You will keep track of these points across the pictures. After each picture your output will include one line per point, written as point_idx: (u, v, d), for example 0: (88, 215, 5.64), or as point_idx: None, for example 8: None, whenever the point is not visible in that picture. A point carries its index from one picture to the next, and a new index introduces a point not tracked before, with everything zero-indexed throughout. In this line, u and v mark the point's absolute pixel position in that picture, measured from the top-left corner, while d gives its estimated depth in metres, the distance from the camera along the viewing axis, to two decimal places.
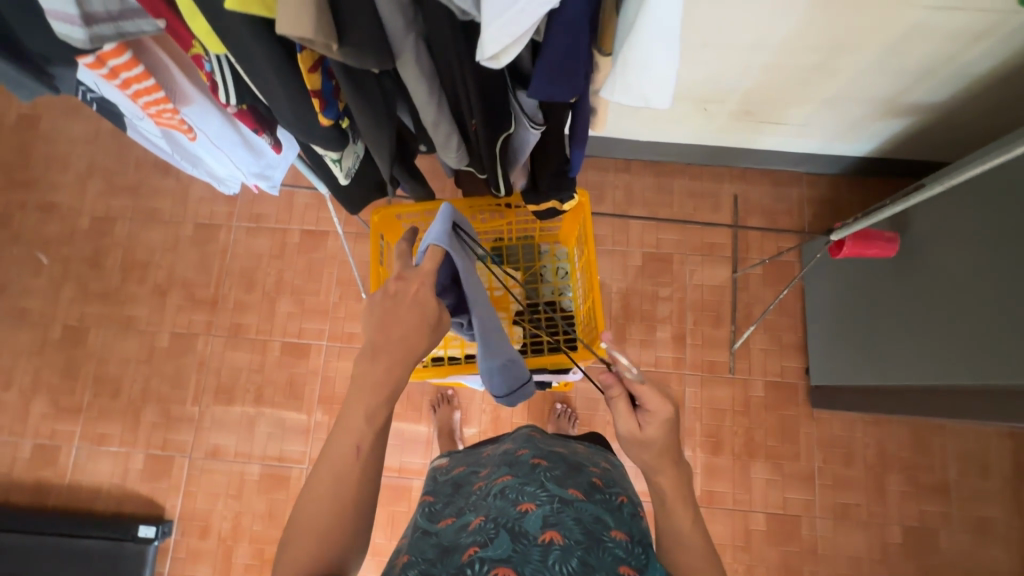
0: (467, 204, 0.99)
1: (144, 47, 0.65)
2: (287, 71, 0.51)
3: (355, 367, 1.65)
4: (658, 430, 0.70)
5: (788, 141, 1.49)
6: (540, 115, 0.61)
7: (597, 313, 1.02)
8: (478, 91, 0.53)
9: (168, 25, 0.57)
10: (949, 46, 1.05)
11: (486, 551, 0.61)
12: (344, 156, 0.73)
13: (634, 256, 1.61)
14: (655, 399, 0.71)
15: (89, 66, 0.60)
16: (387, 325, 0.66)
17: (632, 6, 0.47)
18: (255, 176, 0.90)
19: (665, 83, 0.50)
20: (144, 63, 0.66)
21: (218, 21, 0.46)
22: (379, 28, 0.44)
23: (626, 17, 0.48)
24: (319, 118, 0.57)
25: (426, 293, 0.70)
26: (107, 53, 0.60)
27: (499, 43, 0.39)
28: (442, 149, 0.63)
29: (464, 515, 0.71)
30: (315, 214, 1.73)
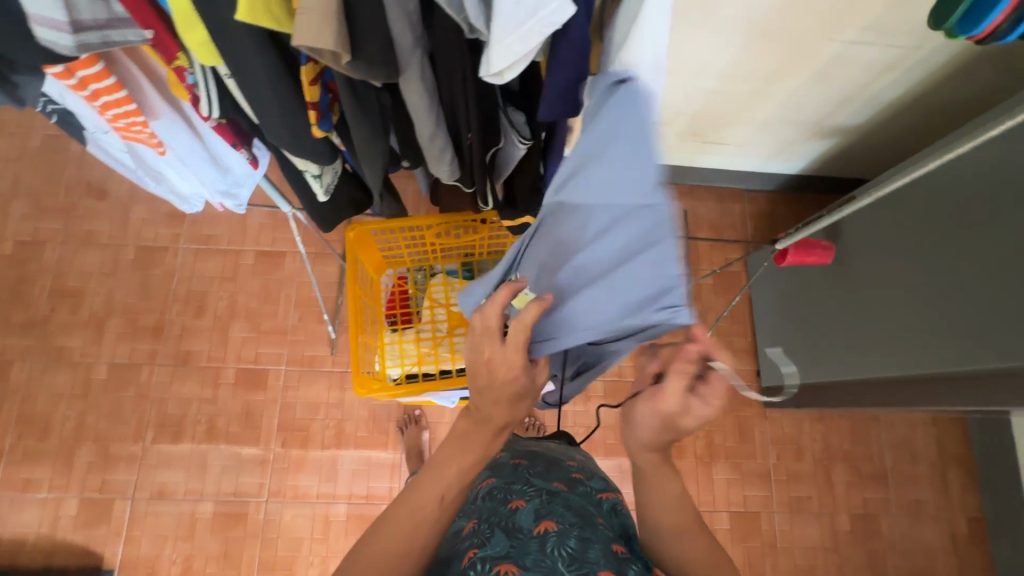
0: (442, 219, 1.00)
1: (115, 58, 0.63)
2: (281, 76, 0.50)
3: (316, 391, 1.59)
4: (694, 421, 0.61)
5: (731, 159, 1.60)
6: (527, 129, 0.64)
7: None
8: (475, 108, 0.55)
9: (155, 35, 0.56)
10: (868, 75, 1.18)
11: (484, 551, 0.62)
12: (323, 172, 0.73)
13: None
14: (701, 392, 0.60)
15: (57, 76, 0.58)
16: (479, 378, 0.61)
17: (624, 32, 0.52)
18: (221, 194, 0.88)
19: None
20: (116, 74, 0.64)
21: (217, 31, 0.46)
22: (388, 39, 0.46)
23: (616, 42, 0.53)
24: (314, 130, 0.56)
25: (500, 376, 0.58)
26: (76, 63, 0.58)
27: (505, 60, 0.42)
28: (432, 162, 0.64)
29: (459, 523, 0.71)
30: (270, 234, 1.68)
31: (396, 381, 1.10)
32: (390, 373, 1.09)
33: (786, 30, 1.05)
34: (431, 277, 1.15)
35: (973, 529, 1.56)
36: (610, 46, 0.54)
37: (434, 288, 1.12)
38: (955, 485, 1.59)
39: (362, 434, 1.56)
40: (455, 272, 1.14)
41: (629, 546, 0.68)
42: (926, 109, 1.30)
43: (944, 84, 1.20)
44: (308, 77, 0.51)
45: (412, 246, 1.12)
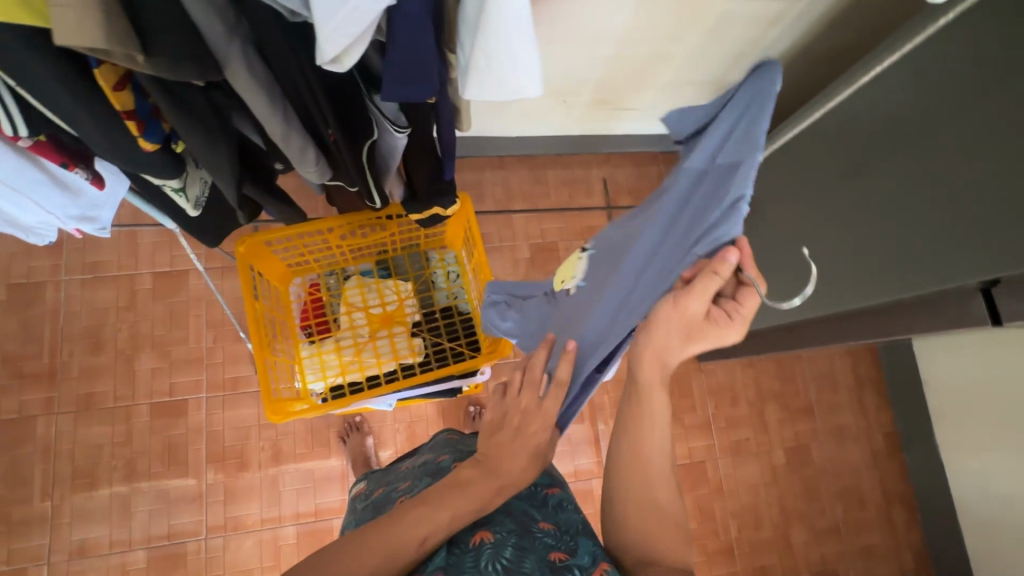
0: (343, 220, 0.93)
1: None
2: (74, 76, 0.44)
3: (243, 414, 1.48)
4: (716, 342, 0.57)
5: (641, 125, 1.61)
6: (402, 118, 0.60)
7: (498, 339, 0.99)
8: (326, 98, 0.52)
9: None
10: (755, 31, 1.20)
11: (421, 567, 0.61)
12: (187, 183, 0.65)
13: (521, 248, 1.64)
14: (700, 293, 0.55)
15: None
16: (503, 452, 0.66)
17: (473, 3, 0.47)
18: (76, 219, 0.78)
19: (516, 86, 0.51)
20: None
21: None
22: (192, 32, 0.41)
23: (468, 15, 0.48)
24: (142, 143, 0.52)
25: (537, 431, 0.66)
26: None
27: (339, 47, 0.38)
28: (299, 163, 0.61)
29: None
30: (166, 253, 1.53)
31: (319, 397, 1.03)
32: (313, 391, 1.02)
33: None
34: (344, 280, 1.08)
35: (888, 442, 1.71)
36: (463, 20, 0.49)
37: (349, 292, 1.06)
38: (871, 406, 1.73)
39: (301, 451, 1.48)
40: (370, 272, 1.09)
41: (573, 541, 0.65)
42: (811, 60, 1.35)
43: (825, 35, 1.24)
44: (108, 81, 0.46)
45: (320, 252, 1.05)
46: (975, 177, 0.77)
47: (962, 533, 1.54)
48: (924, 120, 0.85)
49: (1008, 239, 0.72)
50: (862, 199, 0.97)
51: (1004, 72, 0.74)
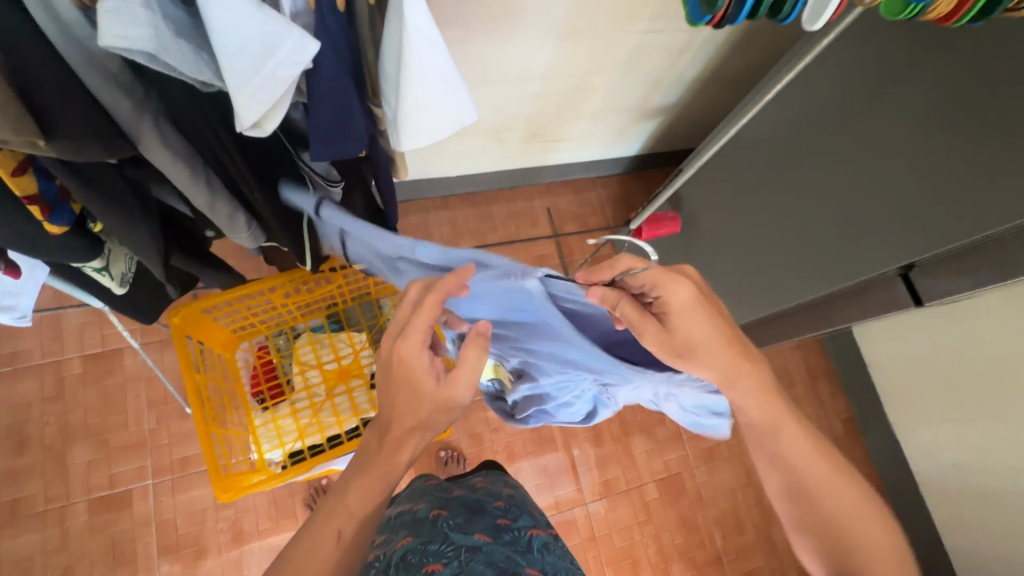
0: (286, 277, 0.90)
1: None
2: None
3: (195, 495, 1.37)
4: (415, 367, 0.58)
5: (575, 153, 1.68)
6: (334, 173, 0.64)
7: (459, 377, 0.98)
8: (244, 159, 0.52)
9: None
10: (667, 60, 1.29)
11: None
12: (109, 260, 0.61)
13: None
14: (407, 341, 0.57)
15: None
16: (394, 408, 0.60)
17: (390, 58, 0.47)
18: None
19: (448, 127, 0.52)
20: None
21: None
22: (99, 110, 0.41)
23: (387, 69, 0.48)
24: (47, 225, 0.48)
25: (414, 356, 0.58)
26: None
27: (255, 112, 0.37)
28: (229, 230, 0.60)
29: None
30: (97, 333, 1.42)
31: (277, 466, 0.97)
32: (270, 460, 0.96)
33: (586, 32, 1.11)
34: (294, 339, 1.05)
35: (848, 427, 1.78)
36: (382, 72, 0.49)
37: (300, 350, 1.02)
38: (825, 395, 1.80)
39: (264, 527, 1.38)
40: (321, 328, 1.06)
41: None
42: (721, 81, 1.45)
43: (733, 57, 1.35)
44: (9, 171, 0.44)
45: (264, 311, 1.00)
46: (882, 171, 0.83)
47: (928, 505, 1.61)
48: (833, 122, 0.92)
49: (915, 224, 0.78)
50: (787, 201, 1.04)
51: (890, 75, 0.82)
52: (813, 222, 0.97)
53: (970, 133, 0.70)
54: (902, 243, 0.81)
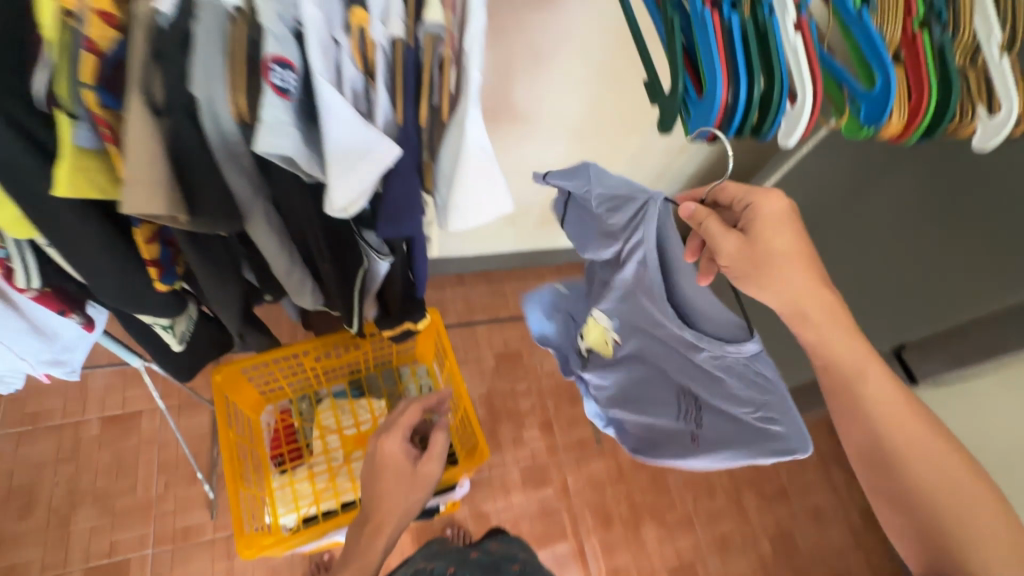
0: (320, 342, 0.97)
1: None
2: (109, 234, 0.47)
3: (192, 569, 1.32)
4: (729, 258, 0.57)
5: None
6: (385, 246, 0.61)
7: (476, 436, 0.97)
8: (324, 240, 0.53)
9: None
10: (673, 153, 1.40)
11: None
12: (175, 320, 0.68)
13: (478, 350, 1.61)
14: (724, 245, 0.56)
15: None
16: (378, 497, 0.78)
17: (446, 156, 0.48)
18: (47, 364, 0.79)
19: (497, 210, 0.51)
20: None
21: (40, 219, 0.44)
22: (229, 198, 0.42)
23: (441, 167, 0.49)
24: (158, 287, 0.53)
25: (392, 445, 0.81)
26: None
27: (346, 197, 0.43)
28: (294, 296, 0.61)
29: None
30: (119, 395, 1.46)
31: (291, 530, 0.97)
32: (285, 523, 0.97)
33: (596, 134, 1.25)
34: (317, 404, 1.09)
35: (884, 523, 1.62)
36: (433, 167, 0.51)
37: (322, 415, 1.06)
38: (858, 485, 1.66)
39: None
40: (342, 394, 1.10)
41: None
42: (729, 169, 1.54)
43: None
44: (143, 237, 0.50)
45: (292, 375, 1.05)
46: None
47: None
48: (830, 210, 1.03)
49: None
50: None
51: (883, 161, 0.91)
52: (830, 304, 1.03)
53: (950, 220, 0.81)
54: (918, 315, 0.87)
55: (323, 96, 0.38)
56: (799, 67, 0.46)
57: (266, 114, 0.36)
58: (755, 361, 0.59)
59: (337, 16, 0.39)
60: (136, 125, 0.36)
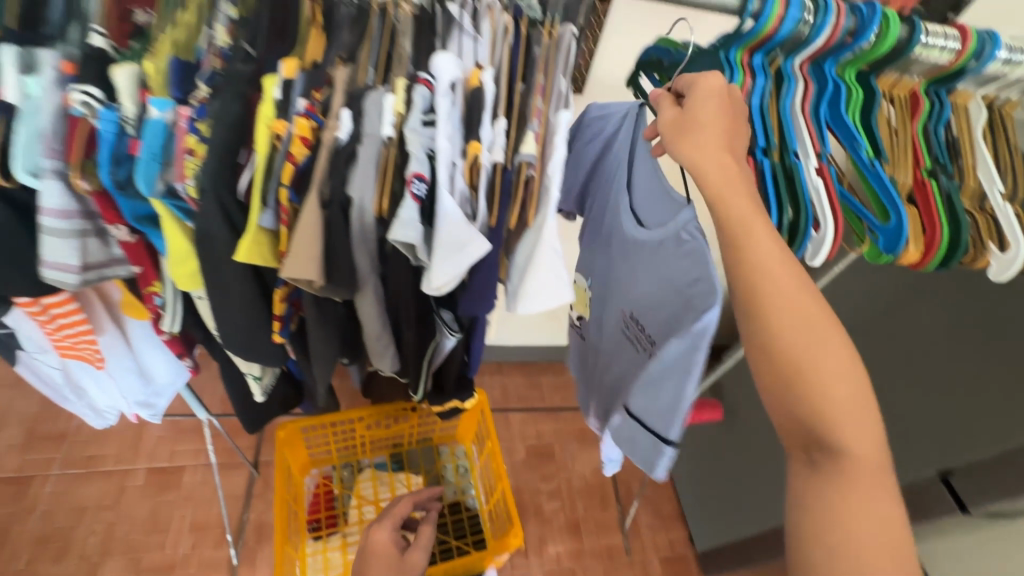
0: (375, 410, 1.04)
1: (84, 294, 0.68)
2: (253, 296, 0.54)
3: None
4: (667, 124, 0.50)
5: None
6: (457, 323, 0.66)
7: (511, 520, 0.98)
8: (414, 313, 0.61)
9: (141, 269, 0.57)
10: None
11: None
12: (263, 372, 0.76)
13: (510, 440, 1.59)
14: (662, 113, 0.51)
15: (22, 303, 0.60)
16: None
17: (523, 253, 0.58)
18: (138, 405, 0.84)
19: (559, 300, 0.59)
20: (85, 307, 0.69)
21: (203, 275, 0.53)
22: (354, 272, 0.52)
23: (518, 261, 0.59)
24: (276, 337, 0.58)
25: (380, 531, 0.83)
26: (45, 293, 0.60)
27: (443, 278, 0.52)
28: (375, 358, 0.66)
29: None
30: (168, 447, 1.43)
31: None
32: None
33: None
34: (358, 473, 1.13)
35: None
36: (511, 261, 0.61)
37: (362, 484, 1.10)
38: None
39: None
40: (383, 465, 1.15)
41: None
42: None
43: None
44: (281, 296, 0.56)
45: (342, 440, 1.11)
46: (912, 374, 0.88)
47: None
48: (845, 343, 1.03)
49: None
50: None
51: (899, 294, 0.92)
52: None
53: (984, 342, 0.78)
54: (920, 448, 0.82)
55: (443, 202, 0.49)
56: (820, 203, 0.55)
57: (403, 212, 0.48)
58: (687, 227, 0.50)
59: (459, 148, 0.51)
60: (308, 216, 0.47)
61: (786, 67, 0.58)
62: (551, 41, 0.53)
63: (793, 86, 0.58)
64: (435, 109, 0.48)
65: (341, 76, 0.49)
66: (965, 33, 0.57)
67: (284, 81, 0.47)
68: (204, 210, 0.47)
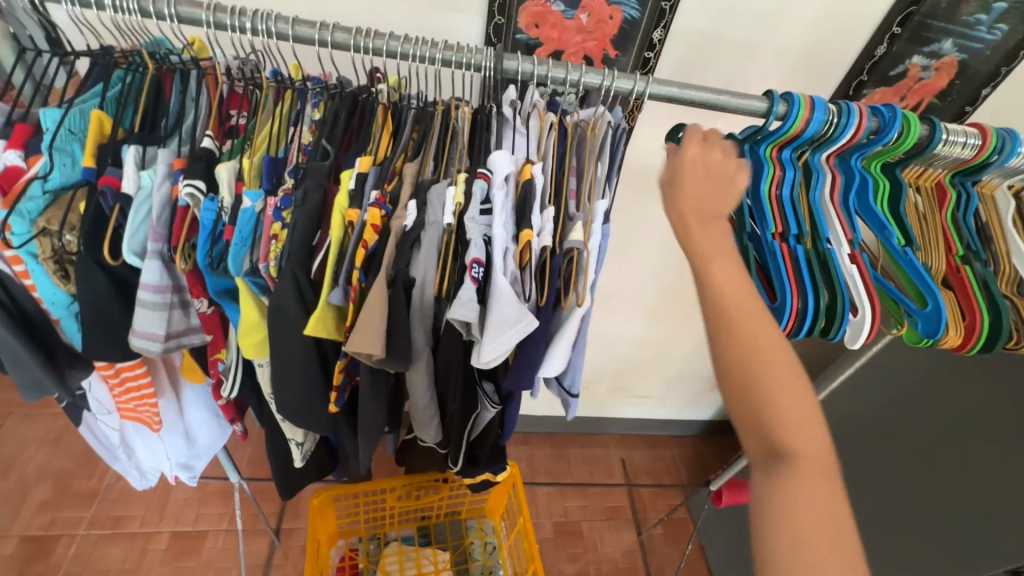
0: (408, 479, 1.04)
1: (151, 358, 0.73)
2: (317, 366, 0.58)
3: None
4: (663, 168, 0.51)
5: (650, 411, 1.70)
6: (497, 395, 0.69)
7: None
8: (462, 386, 0.63)
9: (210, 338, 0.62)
10: None
11: None
12: (306, 438, 0.79)
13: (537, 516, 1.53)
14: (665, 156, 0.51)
15: (101, 366, 0.65)
16: None
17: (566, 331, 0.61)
18: (178, 466, 0.86)
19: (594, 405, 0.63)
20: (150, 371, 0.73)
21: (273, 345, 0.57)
22: (411, 345, 0.55)
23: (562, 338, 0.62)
24: (331, 405, 0.61)
25: None
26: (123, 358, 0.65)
27: (493, 353, 0.54)
28: (418, 429, 0.68)
29: None
30: (194, 510, 1.38)
31: None
32: None
33: (669, 314, 1.38)
34: (384, 546, 1.11)
35: None
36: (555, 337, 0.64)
37: (388, 559, 1.07)
38: None
39: None
40: (410, 538, 1.12)
41: None
42: None
43: None
44: (341, 367, 0.59)
45: (372, 509, 1.10)
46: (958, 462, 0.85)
47: None
48: (889, 424, 0.99)
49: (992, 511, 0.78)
50: (881, 489, 0.99)
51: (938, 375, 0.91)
52: (918, 529, 0.90)
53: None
54: (1001, 547, 0.76)
55: (497, 284, 0.53)
56: (856, 290, 0.57)
57: (461, 293, 0.52)
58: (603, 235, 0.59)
59: (510, 234, 0.56)
60: (376, 295, 0.51)
61: (814, 160, 0.62)
62: (596, 138, 0.59)
63: (821, 178, 0.61)
64: (491, 200, 0.54)
65: (409, 170, 0.55)
66: (984, 132, 0.61)
67: (359, 176, 0.54)
68: (281, 288, 0.52)
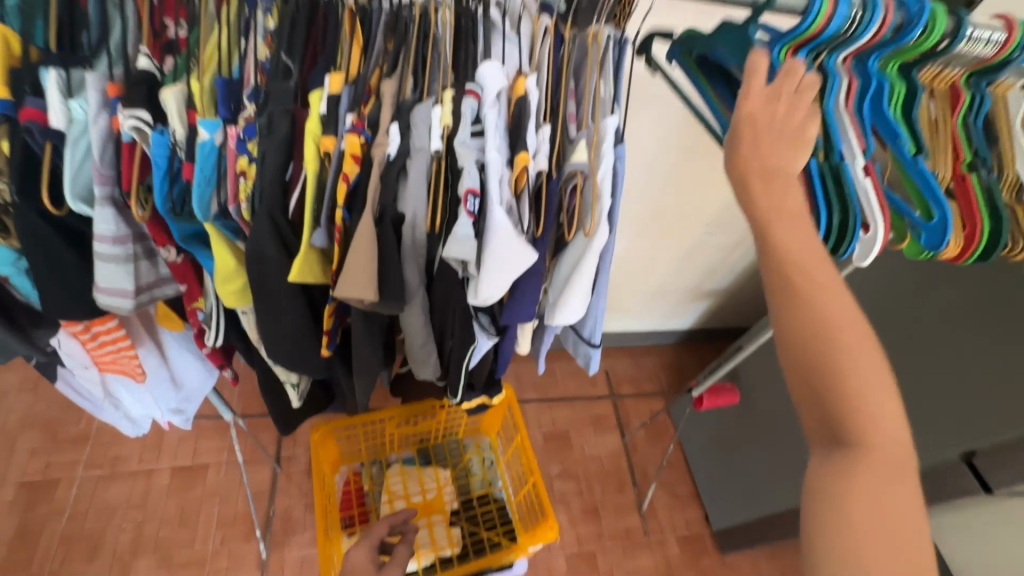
0: (406, 407, 1.06)
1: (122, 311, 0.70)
2: (304, 310, 0.55)
3: None
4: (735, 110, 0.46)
5: (633, 321, 1.73)
6: (493, 326, 0.65)
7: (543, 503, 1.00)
8: (460, 322, 0.61)
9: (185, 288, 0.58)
10: (725, 250, 1.50)
11: None
12: (300, 379, 0.77)
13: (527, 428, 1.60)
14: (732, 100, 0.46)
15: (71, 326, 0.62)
16: None
17: (567, 263, 0.59)
18: (170, 411, 0.84)
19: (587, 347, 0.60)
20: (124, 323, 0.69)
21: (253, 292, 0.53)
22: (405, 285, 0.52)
23: (562, 270, 0.60)
24: (324, 348, 0.58)
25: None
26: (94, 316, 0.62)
27: (491, 291, 0.51)
28: (417, 365, 0.66)
29: None
30: (191, 445, 1.39)
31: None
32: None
33: (654, 229, 1.36)
34: (386, 468, 1.15)
35: None
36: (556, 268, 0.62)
37: (392, 479, 1.13)
38: None
39: None
40: (411, 460, 1.16)
41: None
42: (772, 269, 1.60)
43: None
44: (331, 310, 0.56)
45: (372, 435, 1.13)
46: None
47: None
48: None
49: None
50: None
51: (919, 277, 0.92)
52: None
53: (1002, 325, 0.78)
54: None
55: (493, 216, 0.49)
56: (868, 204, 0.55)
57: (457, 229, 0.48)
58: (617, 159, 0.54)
59: (505, 158, 0.50)
60: (363, 233, 0.47)
61: (831, 62, 0.57)
62: (596, 44, 0.52)
63: (836, 81, 0.56)
64: (484, 121, 0.48)
65: (388, 89, 0.48)
66: (1011, 25, 0.56)
67: (331, 97, 0.47)
68: (257, 231, 0.47)
